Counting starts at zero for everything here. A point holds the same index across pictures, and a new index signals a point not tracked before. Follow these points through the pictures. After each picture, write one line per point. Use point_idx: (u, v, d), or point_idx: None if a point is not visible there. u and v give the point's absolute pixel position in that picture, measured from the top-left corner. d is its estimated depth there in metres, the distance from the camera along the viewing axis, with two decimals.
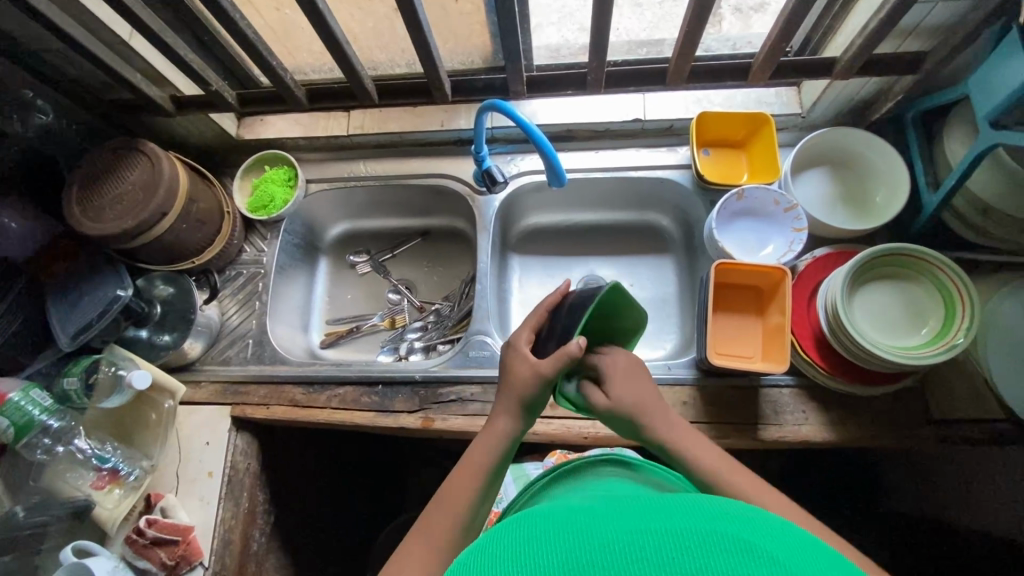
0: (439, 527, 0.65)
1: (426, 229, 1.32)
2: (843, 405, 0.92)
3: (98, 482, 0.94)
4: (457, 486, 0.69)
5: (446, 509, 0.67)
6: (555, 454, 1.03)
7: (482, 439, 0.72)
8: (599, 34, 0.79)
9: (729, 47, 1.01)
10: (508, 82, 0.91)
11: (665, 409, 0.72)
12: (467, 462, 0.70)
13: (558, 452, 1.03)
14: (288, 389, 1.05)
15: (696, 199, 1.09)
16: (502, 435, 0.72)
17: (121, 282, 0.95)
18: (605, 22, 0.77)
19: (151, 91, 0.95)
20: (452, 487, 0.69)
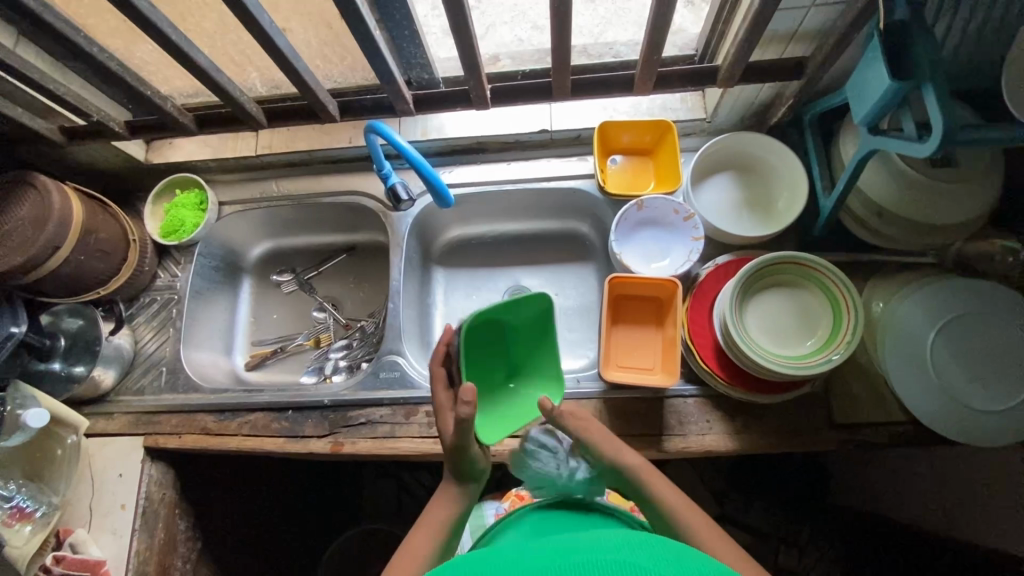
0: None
1: (351, 244, 1.31)
2: (746, 413, 0.91)
3: (10, 519, 0.93)
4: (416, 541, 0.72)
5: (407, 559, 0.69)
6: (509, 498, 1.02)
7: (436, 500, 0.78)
8: (466, 49, 0.78)
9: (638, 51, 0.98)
10: (393, 100, 0.91)
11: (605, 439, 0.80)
12: (427, 522, 0.75)
13: (512, 495, 1.03)
14: (200, 417, 1.03)
15: (607, 207, 1.08)
16: (451, 495, 0.79)
17: (16, 319, 0.93)
18: (470, 38, 0.77)
19: (35, 123, 0.94)
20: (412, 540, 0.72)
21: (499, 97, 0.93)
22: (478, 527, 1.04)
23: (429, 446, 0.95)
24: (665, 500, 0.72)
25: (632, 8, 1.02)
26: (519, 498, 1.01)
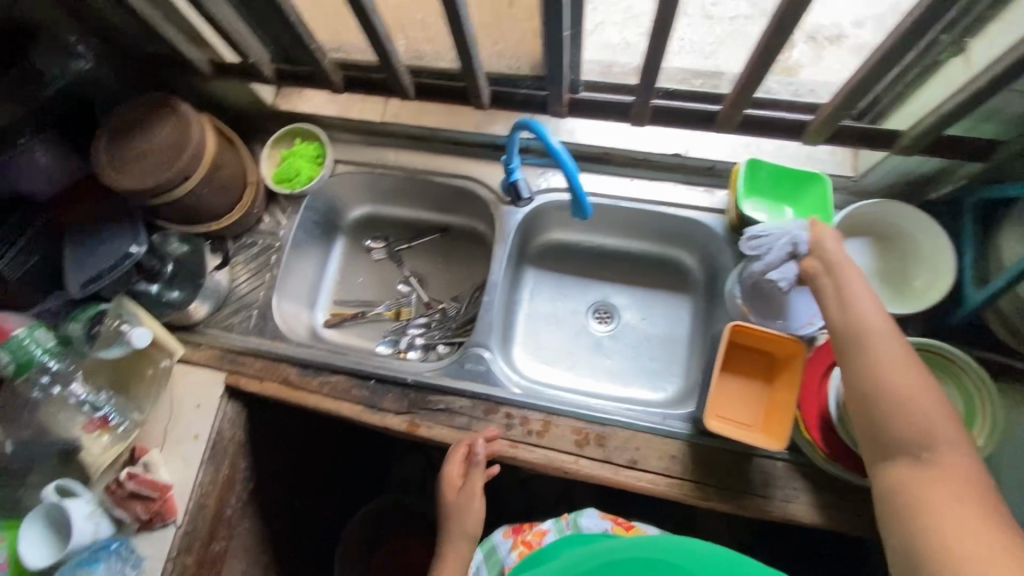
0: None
1: (445, 225, 1.30)
2: (834, 490, 0.88)
3: (89, 426, 0.96)
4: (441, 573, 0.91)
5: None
6: (517, 545, 0.95)
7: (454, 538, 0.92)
8: (655, 44, 0.78)
9: (791, 91, 0.93)
10: (549, 101, 0.96)
11: (854, 291, 0.72)
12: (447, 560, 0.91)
13: (519, 543, 0.96)
14: (284, 367, 1.05)
15: (726, 245, 1.05)
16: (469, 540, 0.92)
17: (136, 238, 0.96)
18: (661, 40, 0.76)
19: (189, 51, 0.96)
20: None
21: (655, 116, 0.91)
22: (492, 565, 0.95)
23: (504, 449, 0.94)
24: (882, 360, 0.67)
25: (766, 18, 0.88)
26: (527, 545, 0.95)
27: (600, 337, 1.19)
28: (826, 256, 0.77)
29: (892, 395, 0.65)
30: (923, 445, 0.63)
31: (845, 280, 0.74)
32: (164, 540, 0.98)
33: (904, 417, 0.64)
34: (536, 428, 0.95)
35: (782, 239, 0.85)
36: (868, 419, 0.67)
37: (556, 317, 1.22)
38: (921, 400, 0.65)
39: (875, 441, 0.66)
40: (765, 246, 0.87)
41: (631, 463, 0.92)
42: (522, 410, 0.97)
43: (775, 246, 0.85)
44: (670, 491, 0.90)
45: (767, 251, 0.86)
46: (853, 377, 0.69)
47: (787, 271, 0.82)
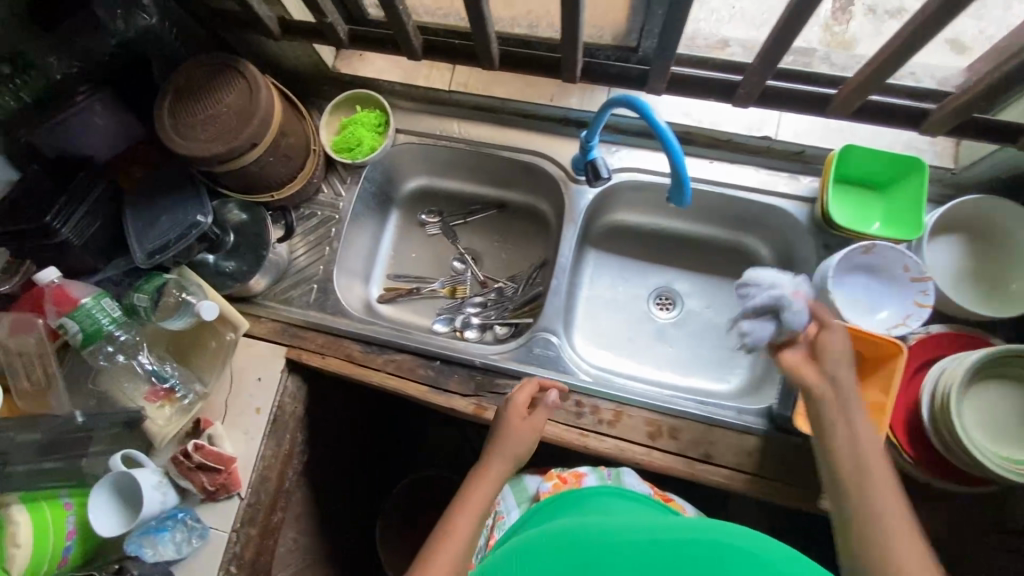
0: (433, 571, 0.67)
1: (503, 201, 1.25)
2: (913, 494, 0.86)
3: (152, 396, 0.96)
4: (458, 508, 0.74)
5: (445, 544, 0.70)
6: (551, 477, 0.91)
7: (481, 472, 0.79)
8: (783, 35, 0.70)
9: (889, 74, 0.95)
10: (651, 75, 0.84)
11: (841, 372, 0.71)
12: (469, 501, 0.75)
13: (553, 474, 0.92)
14: (347, 344, 1.03)
15: (808, 236, 1.00)
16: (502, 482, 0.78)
17: (202, 208, 0.93)
18: (796, 22, 0.69)
19: (261, 9, 0.87)
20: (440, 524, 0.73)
21: (757, 97, 0.85)
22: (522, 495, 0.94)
23: (575, 437, 0.92)
24: (853, 452, 0.67)
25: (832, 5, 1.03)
26: (562, 479, 0.90)
27: (662, 323, 1.16)
28: (824, 355, 0.72)
29: (862, 490, 0.64)
30: (883, 552, 0.60)
31: (839, 358, 0.72)
32: (229, 513, 0.97)
33: (870, 522, 0.62)
34: (606, 418, 0.93)
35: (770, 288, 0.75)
36: (840, 515, 0.65)
37: (615, 301, 1.18)
38: (889, 506, 0.63)
39: (844, 539, 0.64)
40: (758, 290, 0.76)
41: (704, 457, 0.90)
42: (593, 398, 0.95)
43: (763, 292, 0.76)
44: (744, 486, 0.89)
45: (752, 298, 0.76)
46: (830, 464, 0.68)
47: (761, 325, 0.75)
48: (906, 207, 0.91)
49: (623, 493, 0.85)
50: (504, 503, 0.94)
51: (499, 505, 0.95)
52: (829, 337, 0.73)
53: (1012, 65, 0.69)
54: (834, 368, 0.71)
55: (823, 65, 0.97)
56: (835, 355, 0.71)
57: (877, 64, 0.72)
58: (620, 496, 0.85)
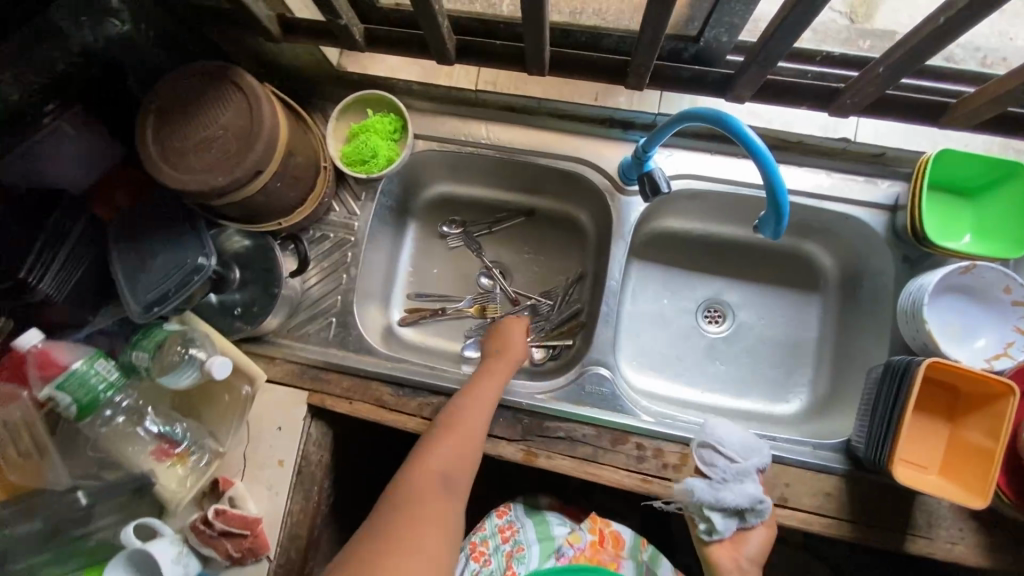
0: (449, 448, 0.77)
1: (532, 208, 1.13)
2: (1007, 532, 0.80)
3: (161, 456, 0.84)
4: (462, 400, 0.83)
5: (458, 428, 0.79)
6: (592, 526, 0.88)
7: (483, 372, 0.88)
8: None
9: (977, 59, 0.86)
10: (740, 79, 0.72)
11: (747, 544, 0.78)
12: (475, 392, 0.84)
13: (594, 524, 0.89)
14: (375, 387, 0.92)
15: (885, 248, 0.90)
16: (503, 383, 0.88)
17: (204, 247, 0.79)
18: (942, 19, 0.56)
19: (257, 7, 0.72)
20: (449, 414, 0.82)
21: (866, 107, 0.74)
22: (545, 539, 0.87)
23: (637, 485, 0.84)
24: None
25: None
26: (597, 539, 0.87)
27: (713, 339, 1.06)
28: (741, 546, 0.78)
29: None
30: None
31: (752, 547, 0.78)
32: None
33: None
34: (672, 461, 0.85)
35: (729, 467, 0.78)
36: None
37: (661, 317, 1.08)
38: None
39: None
40: (724, 469, 0.79)
41: (780, 501, 0.83)
42: (655, 439, 0.86)
43: (736, 485, 0.78)
44: (825, 532, 0.81)
45: (719, 474, 0.79)
46: None
47: (729, 522, 0.78)
48: (1004, 215, 0.82)
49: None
50: (524, 533, 0.87)
51: (516, 534, 0.88)
52: (766, 535, 0.78)
53: None
54: (756, 560, 0.77)
55: None
56: (755, 552, 0.77)
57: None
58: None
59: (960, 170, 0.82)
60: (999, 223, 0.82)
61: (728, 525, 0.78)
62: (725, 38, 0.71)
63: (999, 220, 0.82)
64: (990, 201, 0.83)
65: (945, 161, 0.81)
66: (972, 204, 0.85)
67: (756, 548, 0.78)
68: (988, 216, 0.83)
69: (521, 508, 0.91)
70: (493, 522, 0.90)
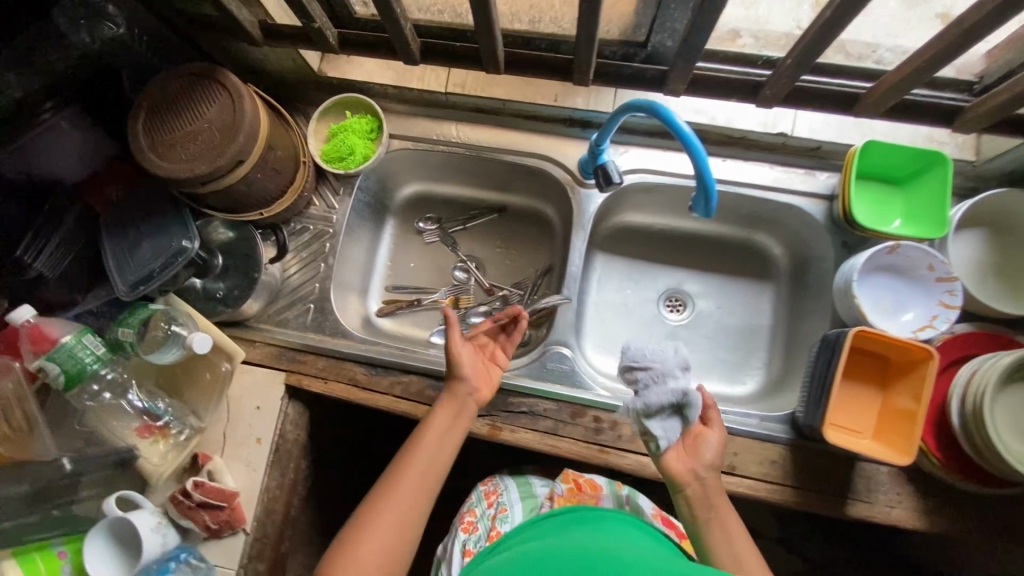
0: (383, 519, 0.70)
1: (504, 205, 1.20)
2: (938, 494, 0.85)
3: (144, 432, 0.89)
4: (417, 449, 0.77)
5: (399, 490, 0.73)
6: (566, 477, 0.88)
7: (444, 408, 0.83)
8: (826, 30, 0.64)
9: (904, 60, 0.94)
10: (667, 76, 0.79)
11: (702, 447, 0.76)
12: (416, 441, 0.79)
13: (568, 474, 0.89)
14: (350, 367, 0.98)
15: (825, 235, 0.97)
16: (462, 427, 0.82)
17: (186, 232, 0.86)
18: (837, 18, 0.63)
19: (240, 13, 0.79)
20: (392, 470, 0.76)
21: (783, 98, 0.80)
22: (528, 497, 0.90)
23: (594, 455, 0.89)
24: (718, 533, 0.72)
25: None
26: (576, 484, 0.87)
27: (675, 327, 1.12)
28: (697, 453, 0.76)
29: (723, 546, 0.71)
30: None
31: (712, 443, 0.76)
32: (235, 549, 0.93)
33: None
34: (627, 433, 0.90)
35: (648, 373, 0.77)
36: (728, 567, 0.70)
37: (626, 305, 1.14)
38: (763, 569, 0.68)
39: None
40: (645, 378, 0.77)
41: (729, 468, 0.88)
42: (611, 414, 0.92)
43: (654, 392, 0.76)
44: (770, 497, 0.86)
45: (642, 385, 0.78)
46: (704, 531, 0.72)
47: (669, 427, 0.76)
48: (932, 201, 0.86)
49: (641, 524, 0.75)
50: (507, 494, 0.90)
51: (500, 497, 0.91)
52: (716, 434, 0.77)
53: None
54: (714, 464, 0.75)
55: (840, 54, 0.93)
56: (711, 450, 0.75)
57: (922, 61, 0.66)
58: (642, 531, 0.73)
59: (887, 160, 0.89)
60: (930, 209, 0.87)
61: (669, 431, 0.76)
62: (670, 43, 0.79)
63: (928, 207, 0.87)
64: (921, 189, 0.88)
65: (870, 151, 0.88)
66: (906, 193, 0.90)
67: (711, 443, 0.76)
68: (919, 204, 0.88)
69: (508, 478, 0.94)
70: (478, 491, 0.93)
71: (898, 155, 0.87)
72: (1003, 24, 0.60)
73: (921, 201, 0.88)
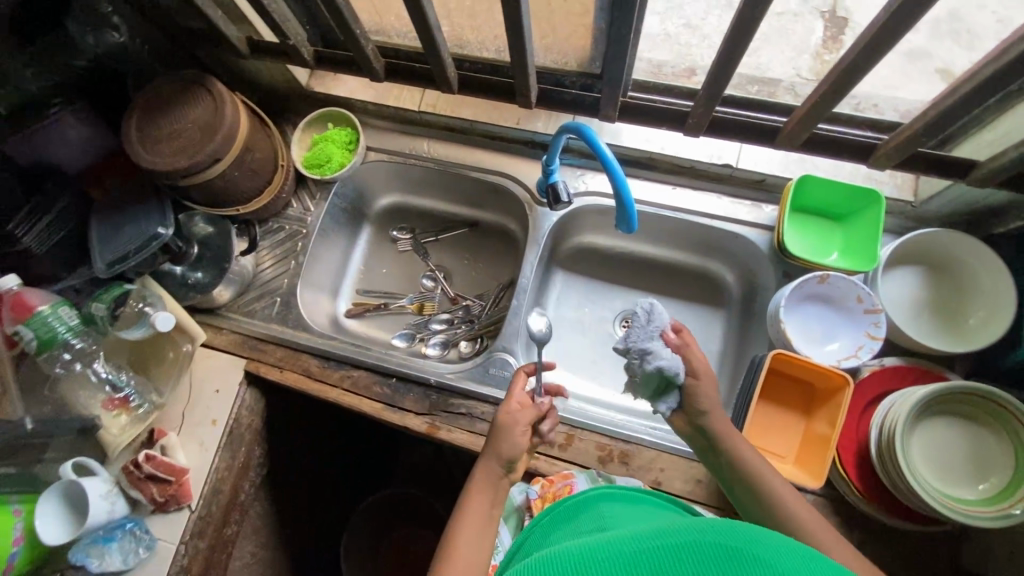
0: None
1: (475, 220, 1.26)
2: (867, 529, 0.83)
3: (108, 404, 0.94)
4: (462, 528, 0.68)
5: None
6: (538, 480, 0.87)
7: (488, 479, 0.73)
8: (723, 63, 0.71)
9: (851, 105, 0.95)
10: (600, 104, 0.86)
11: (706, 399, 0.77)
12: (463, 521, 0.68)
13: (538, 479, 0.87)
14: (305, 358, 1.04)
15: (768, 264, 1.00)
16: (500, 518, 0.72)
17: (163, 220, 0.94)
18: (734, 53, 0.69)
19: (227, 29, 0.89)
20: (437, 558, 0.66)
21: (710, 128, 0.85)
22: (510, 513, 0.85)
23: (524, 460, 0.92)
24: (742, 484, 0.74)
25: (797, 31, 1.06)
26: (549, 480, 0.86)
27: None
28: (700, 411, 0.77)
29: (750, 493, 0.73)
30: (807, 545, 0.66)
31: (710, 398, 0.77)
32: (177, 525, 0.96)
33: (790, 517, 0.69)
34: (558, 441, 0.93)
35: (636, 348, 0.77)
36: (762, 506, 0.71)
37: (581, 323, 1.17)
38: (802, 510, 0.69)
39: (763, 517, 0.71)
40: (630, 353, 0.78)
41: (654, 484, 0.89)
42: None
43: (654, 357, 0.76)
44: None
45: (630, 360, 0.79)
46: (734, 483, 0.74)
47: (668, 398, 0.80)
48: (867, 238, 0.90)
49: (615, 492, 0.74)
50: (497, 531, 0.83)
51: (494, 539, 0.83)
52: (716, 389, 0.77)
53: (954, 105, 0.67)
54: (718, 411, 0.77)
55: (788, 95, 0.99)
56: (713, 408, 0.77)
57: (821, 95, 0.71)
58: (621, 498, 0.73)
59: (827, 196, 0.92)
60: (866, 244, 0.90)
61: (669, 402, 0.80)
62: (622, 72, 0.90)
63: (863, 243, 0.90)
64: (859, 226, 0.91)
65: (810, 188, 0.92)
66: (847, 228, 0.94)
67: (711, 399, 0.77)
68: (856, 240, 0.92)
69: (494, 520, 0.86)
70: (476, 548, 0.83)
71: (837, 192, 0.91)
72: (879, 63, 0.65)
73: (859, 237, 0.91)
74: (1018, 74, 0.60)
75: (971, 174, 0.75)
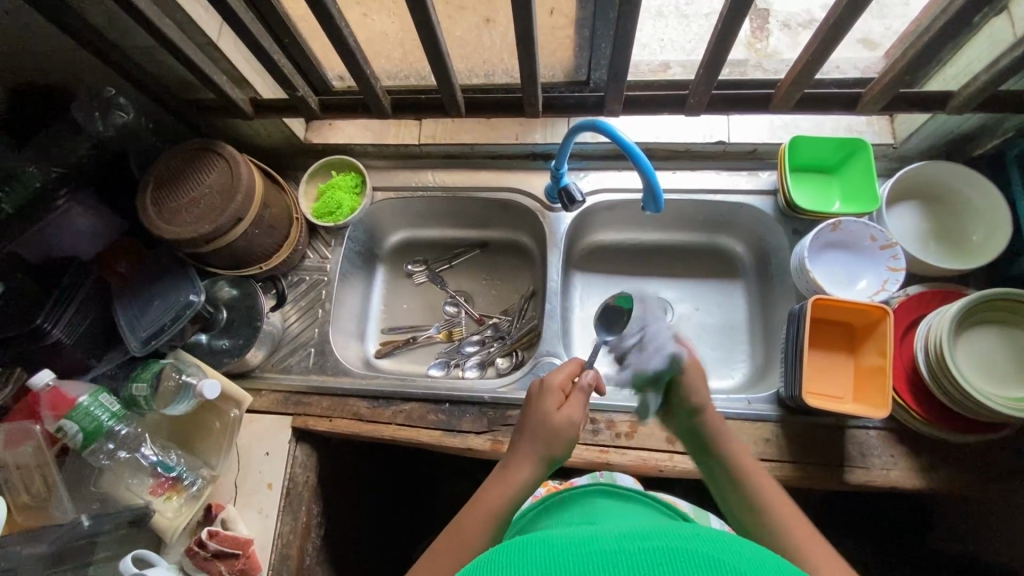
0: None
1: (484, 240, 1.28)
2: (934, 451, 0.87)
3: (158, 489, 0.90)
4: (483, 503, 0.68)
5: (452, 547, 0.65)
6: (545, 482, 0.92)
7: (520, 451, 0.72)
8: (719, 42, 0.77)
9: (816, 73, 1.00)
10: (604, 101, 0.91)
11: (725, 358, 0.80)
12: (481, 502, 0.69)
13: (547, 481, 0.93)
14: (352, 403, 1.02)
15: (777, 225, 1.06)
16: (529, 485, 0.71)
17: (193, 287, 0.95)
18: (727, 34, 0.76)
19: (234, 93, 0.92)
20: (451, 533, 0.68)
21: (707, 106, 0.92)
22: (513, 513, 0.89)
23: (595, 456, 0.92)
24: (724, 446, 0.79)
25: None
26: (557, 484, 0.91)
27: None
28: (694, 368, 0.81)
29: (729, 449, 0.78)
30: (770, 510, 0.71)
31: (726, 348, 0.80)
32: None
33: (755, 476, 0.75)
34: (623, 430, 0.94)
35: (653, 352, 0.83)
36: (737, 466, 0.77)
37: None
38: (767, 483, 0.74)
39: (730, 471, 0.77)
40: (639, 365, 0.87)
41: None
42: (604, 414, 0.96)
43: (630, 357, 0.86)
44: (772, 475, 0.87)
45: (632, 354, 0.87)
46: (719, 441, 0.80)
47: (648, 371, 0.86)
48: (861, 181, 0.97)
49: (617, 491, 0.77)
50: None
51: None
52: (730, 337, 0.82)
53: (927, 42, 0.75)
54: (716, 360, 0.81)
55: (758, 72, 1.04)
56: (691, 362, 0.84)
57: (806, 57, 0.78)
58: (619, 496, 0.76)
59: (814, 154, 1.00)
60: (863, 186, 0.97)
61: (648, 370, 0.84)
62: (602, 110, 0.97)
63: (860, 186, 0.97)
64: (851, 174, 0.99)
65: (802, 147, 0.99)
66: (839, 179, 1.01)
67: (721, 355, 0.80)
68: (852, 187, 0.99)
69: None
70: None
71: (825, 147, 0.98)
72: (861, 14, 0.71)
73: (854, 183, 0.99)
74: (979, 6, 0.68)
75: (949, 105, 0.83)
